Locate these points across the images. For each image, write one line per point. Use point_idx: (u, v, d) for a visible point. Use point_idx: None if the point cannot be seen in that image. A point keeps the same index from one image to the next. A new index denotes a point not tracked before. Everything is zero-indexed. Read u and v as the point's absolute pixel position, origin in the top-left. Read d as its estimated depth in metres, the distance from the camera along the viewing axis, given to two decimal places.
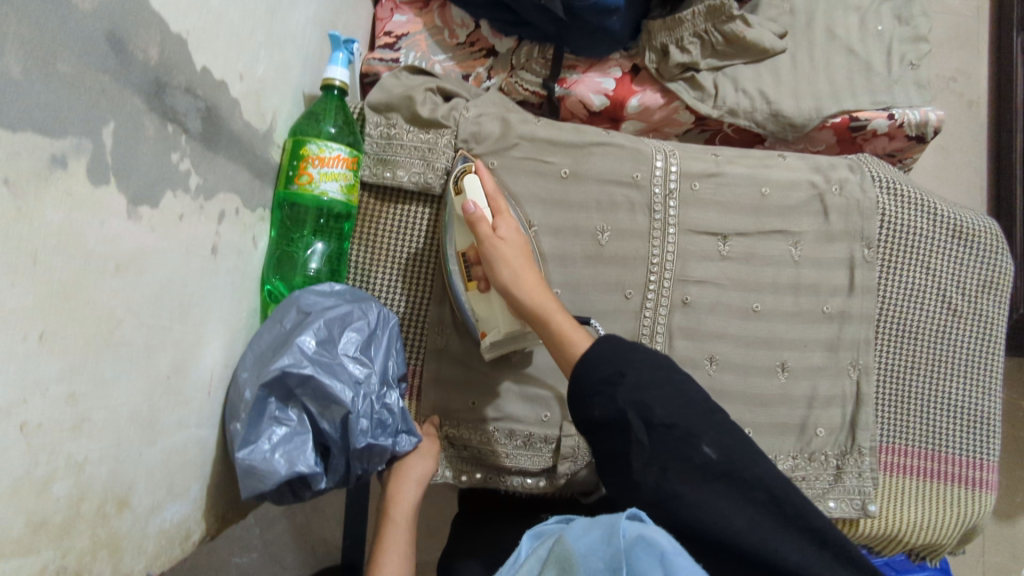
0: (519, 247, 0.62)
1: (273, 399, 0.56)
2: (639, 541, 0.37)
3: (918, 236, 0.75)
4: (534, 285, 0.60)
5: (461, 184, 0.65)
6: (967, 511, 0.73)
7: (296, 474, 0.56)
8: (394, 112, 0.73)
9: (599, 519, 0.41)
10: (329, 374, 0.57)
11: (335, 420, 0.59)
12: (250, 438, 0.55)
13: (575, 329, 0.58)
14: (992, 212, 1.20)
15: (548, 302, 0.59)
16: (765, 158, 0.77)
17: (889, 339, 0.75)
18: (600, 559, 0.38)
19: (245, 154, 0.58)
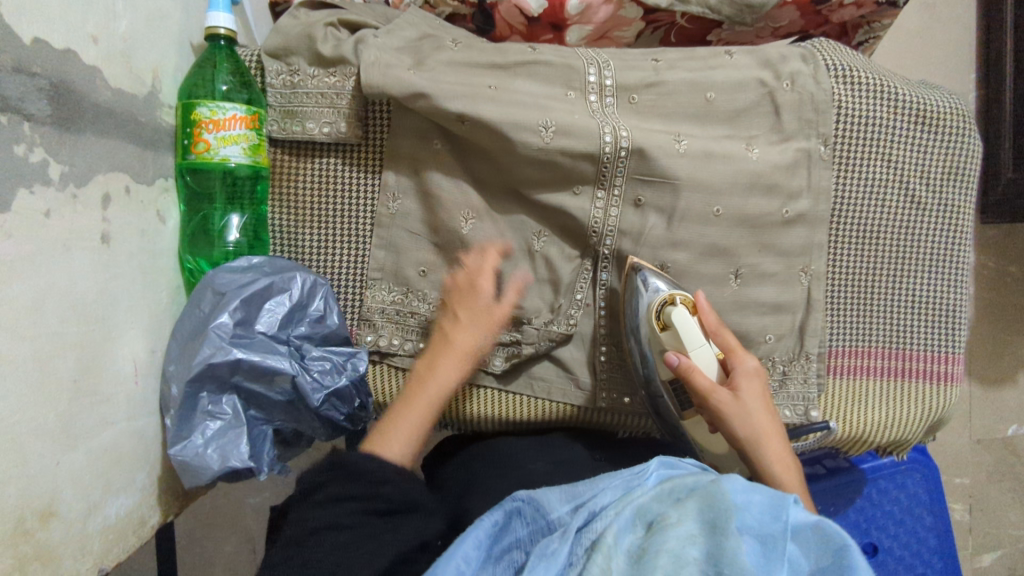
0: (758, 382, 0.66)
1: (204, 393, 0.58)
2: (811, 530, 0.42)
3: (878, 125, 0.70)
4: (774, 442, 0.64)
5: (666, 319, 0.66)
6: (932, 406, 0.73)
7: (229, 469, 0.57)
8: (295, 55, 0.66)
9: (758, 486, 0.45)
10: (260, 353, 0.59)
11: (281, 392, 0.60)
12: (183, 434, 0.57)
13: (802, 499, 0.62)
14: (982, 71, 1.11)
15: (783, 467, 0.63)
16: (711, 57, 0.70)
17: (849, 241, 0.71)
18: (759, 516, 0.43)
19: (123, 128, 0.54)
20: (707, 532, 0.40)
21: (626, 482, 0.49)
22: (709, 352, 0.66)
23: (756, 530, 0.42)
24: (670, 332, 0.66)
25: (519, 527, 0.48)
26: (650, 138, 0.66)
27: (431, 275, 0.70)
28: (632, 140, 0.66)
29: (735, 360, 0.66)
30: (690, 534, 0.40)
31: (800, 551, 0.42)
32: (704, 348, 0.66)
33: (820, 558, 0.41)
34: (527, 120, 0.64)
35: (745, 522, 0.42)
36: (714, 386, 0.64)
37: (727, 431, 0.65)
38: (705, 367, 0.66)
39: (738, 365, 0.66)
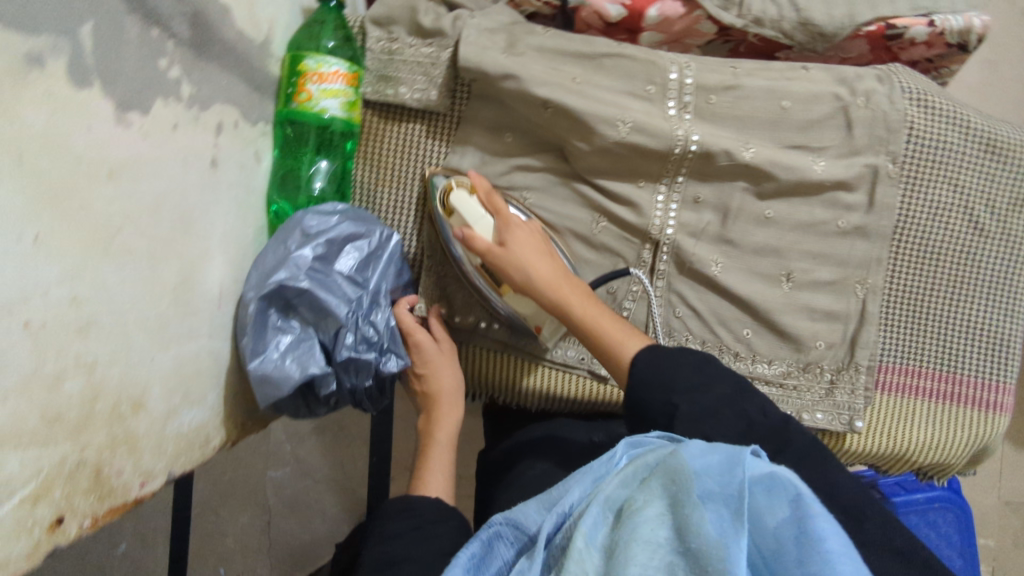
0: (537, 242, 0.64)
1: (273, 310, 0.61)
2: (767, 481, 0.39)
3: (948, 149, 0.71)
4: (569, 294, 0.63)
5: (449, 204, 0.65)
6: (977, 433, 0.73)
7: (309, 376, 0.62)
8: (396, 24, 0.69)
9: (717, 446, 0.42)
10: (324, 290, 0.62)
11: (326, 332, 0.64)
12: (259, 349, 0.59)
13: (624, 333, 0.61)
14: None
15: (600, 313, 0.62)
16: (788, 69, 0.72)
17: (909, 259, 0.73)
18: (719, 479, 0.39)
19: (241, 64, 0.57)
20: (672, 510, 0.38)
21: (594, 473, 0.47)
22: (489, 221, 0.64)
23: (719, 493, 0.39)
24: (454, 217, 0.65)
25: (505, 550, 0.46)
26: (719, 143, 0.68)
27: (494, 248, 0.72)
28: (701, 144, 0.68)
29: (507, 220, 0.64)
30: (659, 515, 0.38)
31: (767, 504, 0.38)
32: (483, 219, 0.64)
33: (784, 508, 0.37)
34: (605, 111, 0.66)
35: (707, 489, 0.39)
36: (490, 247, 0.63)
37: (522, 283, 0.63)
38: (487, 236, 0.64)
39: (508, 223, 0.63)
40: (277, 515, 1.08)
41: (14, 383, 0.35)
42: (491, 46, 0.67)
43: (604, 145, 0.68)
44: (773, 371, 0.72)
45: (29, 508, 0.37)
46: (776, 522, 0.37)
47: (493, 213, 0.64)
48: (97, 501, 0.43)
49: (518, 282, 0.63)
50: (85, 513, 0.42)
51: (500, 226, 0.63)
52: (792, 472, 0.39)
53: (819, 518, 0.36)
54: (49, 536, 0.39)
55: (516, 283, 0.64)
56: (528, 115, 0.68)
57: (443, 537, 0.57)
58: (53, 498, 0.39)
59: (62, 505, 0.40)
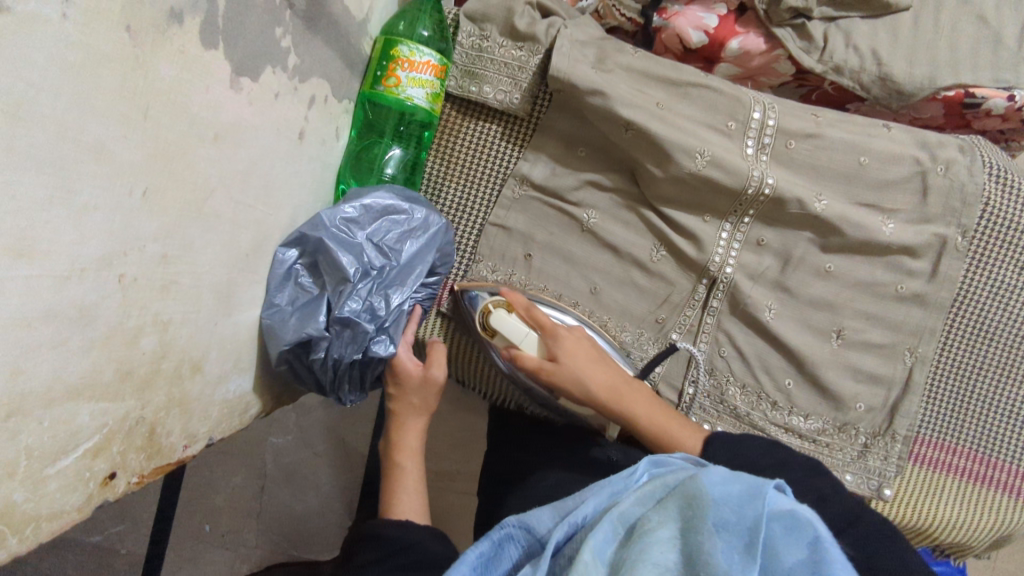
0: (586, 352, 0.64)
1: (300, 266, 0.58)
2: (787, 518, 0.37)
3: (1019, 231, 0.71)
4: (630, 397, 0.63)
5: (489, 325, 0.65)
6: (1003, 519, 0.72)
7: (305, 336, 0.56)
8: (490, 23, 0.69)
9: (740, 474, 0.41)
10: (343, 249, 0.58)
11: (336, 295, 0.58)
12: (272, 298, 0.56)
13: (689, 434, 0.61)
14: None
15: (665, 416, 0.63)
16: (869, 126, 0.72)
17: (962, 335, 0.72)
18: (736, 509, 0.38)
19: (340, 41, 0.57)
20: (684, 535, 0.37)
21: (612, 488, 0.47)
22: (534, 336, 0.64)
23: (734, 524, 0.37)
24: (499, 337, 0.65)
25: (513, 552, 0.46)
26: (793, 190, 0.68)
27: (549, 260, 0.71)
28: (775, 188, 0.68)
29: (552, 333, 0.64)
30: (670, 538, 0.37)
31: (784, 543, 0.37)
32: (528, 337, 0.64)
33: (800, 551, 0.36)
34: (686, 140, 0.66)
35: (724, 518, 0.38)
36: (540, 364, 0.63)
37: (580, 397, 0.63)
38: (535, 353, 0.64)
39: (554, 337, 0.63)
40: (271, 482, 1.06)
41: (98, 336, 0.34)
42: (583, 60, 0.67)
43: (678, 174, 0.67)
44: (808, 426, 0.71)
45: (89, 461, 0.36)
46: (791, 563, 0.36)
47: (535, 326, 0.64)
48: (146, 459, 0.42)
49: (570, 394, 0.64)
50: (133, 470, 0.41)
51: (547, 340, 0.64)
52: (814, 514, 0.37)
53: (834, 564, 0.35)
54: (101, 490, 0.38)
55: (567, 392, 0.64)
56: (607, 134, 0.68)
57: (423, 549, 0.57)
58: (111, 453, 0.38)
59: (116, 461, 0.39)
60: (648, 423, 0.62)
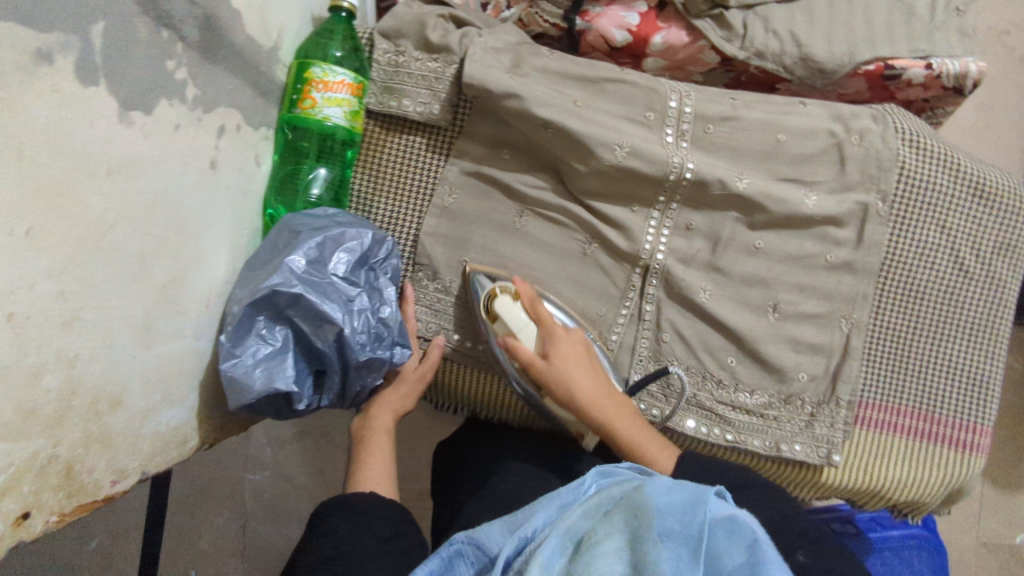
0: (578, 349, 0.65)
1: (261, 317, 0.58)
2: (726, 523, 0.42)
3: (938, 191, 0.73)
4: (630, 417, 0.65)
5: (493, 310, 0.66)
6: (954, 473, 0.73)
7: (275, 390, 0.57)
8: (404, 38, 0.70)
9: (682, 485, 0.46)
10: (320, 295, 0.59)
11: (324, 341, 0.60)
12: (234, 351, 0.57)
13: (661, 452, 0.64)
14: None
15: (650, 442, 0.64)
16: (785, 104, 0.74)
17: (895, 297, 0.73)
18: (679, 517, 0.43)
19: (248, 70, 0.58)
20: (630, 544, 0.40)
21: (561, 499, 0.51)
22: (532, 329, 0.65)
23: (678, 532, 0.42)
24: (498, 323, 0.66)
25: (464, 569, 0.48)
26: (714, 172, 0.69)
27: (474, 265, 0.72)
28: (695, 172, 0.69)
29: (551, 329, 0.65)
30: (616, 548, 0.40)
31: (725, 546, 0.41)
32: (527, 328, 0.65)
33: (739, 552, 0.40)
34: (603, 133, 0.68)
35: (669, 528, 0.42)
36: (534, 358, 0.64)
37: (565, 402, 0.64)
38: (531, 346, 0.65)
39: (554, 334, 0.65)
40: (252, 519, 1.05)
41: None
42: (497, 67, 0.68)
43: (601, 167, 0.69)
44: (754, 401, 0.72)
45: None
46: (734, 564, 0.40)
47: (535, 320, 0.66)
48: (65, 497, 0.42)
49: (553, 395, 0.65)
50: (51, 509, 0.41)
51: (544, 336, 0.65)
52: (751, 518, 0.42)
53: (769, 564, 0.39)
54: (13, 531, 0.38)
55: (552, 394, 0.65)
56: (527, 134, 0.69)
57: (381, 521, 0.57)
58: (21, 492, 0.38)
59: (29, 500, 0.39)
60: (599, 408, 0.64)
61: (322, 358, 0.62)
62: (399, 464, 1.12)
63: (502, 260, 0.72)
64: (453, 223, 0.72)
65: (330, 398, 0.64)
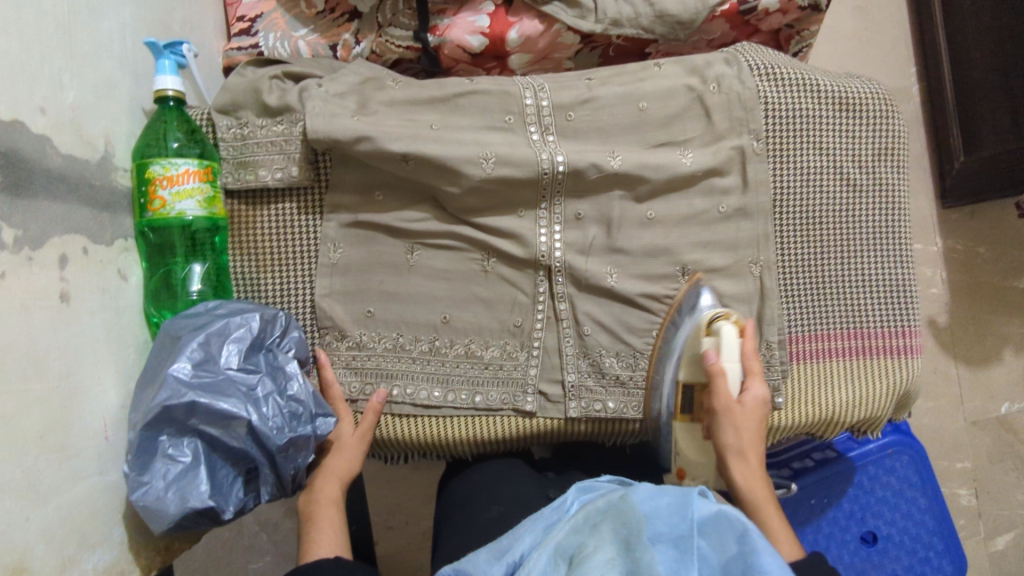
0: (753, 416, 0.63)
1: (163, 435, 0.57)
2: (713, 520, 0.47)
3: (806, 116, 0.73)
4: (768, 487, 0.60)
5: (712, 328, 0.67)
6: (896, 380, 0.73)
7: (192, 509, 0.56)
8: (243, 109, 0.69)
9: (666, 489, 0.51)
10: (216, 395, 0.57)
11: (238, 438, 0.58)
12: (141, 479, 0.56)
13: (789, 538, 0.55)
14: (924, 77, 1.25)
15: (776, 516, 0.58)
16: (640, 71, 0.74)
17: (794, 228, 0.73)
18: (668, 520, 0.47)
19: (79, 190, 0.56)
20: (620, 550, 0.44)
21: (545, 522, 0.54)
22: (736, 364, 0.65)
23: (666, 534, 0.47)
24: (710, 339, 0.67)
25: None
26: (585, 157, 0.69)
27: (379, 312, 0.71)
28: (567, 163, 0.68)
29: (754, 376, 0.65)
30: (606, 556, 0.44)
31: (715, 539, 0.46)
32: (733, 362, 0.65)
33: (729, 542, 0.45)
34: (466, 150, 0.67)
35: (657, 531, 0.47)
36: (728, 394, 0.63)
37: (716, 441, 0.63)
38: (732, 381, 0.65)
39: (753, 375, 0.65)
40: None
41: None
42: (343, 113, 0.67)
43: (473, 184, 0.68)
44: None
45: None
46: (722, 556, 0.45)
47: (742, 361, 0.66)
48: None
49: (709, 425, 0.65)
50: None
51: (747, 377, 0.65)
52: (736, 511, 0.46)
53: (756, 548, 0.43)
54: None
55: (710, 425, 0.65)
56: (391, 170, 0.68)
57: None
58: None
59: None
60: (733, 445, 0.61)
61: (244, 456, 0.60)
62: (387, 515, 1.10)
63: (405, 299, 0.71)
64: (347, 275, 0.71)
65: (268, 491, 0.62)
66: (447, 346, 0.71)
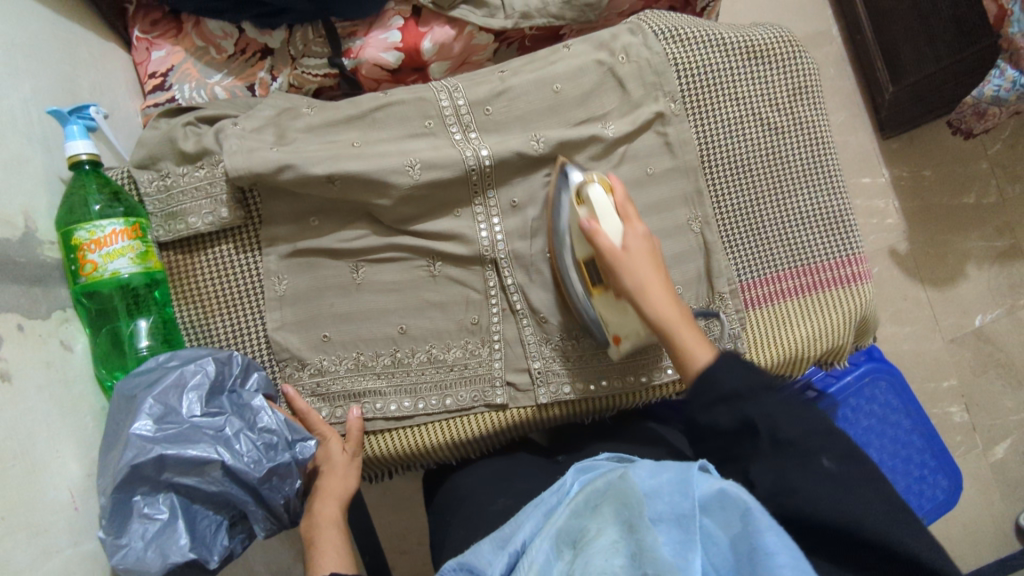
0: (638, 255, 0.63)
1: (137, 495, 0.56)
2: (718, 499, 0.46)
3: (716, 69, 0.74)
4: (657, 288, 0.62)
5: (584, 195, 0.66)
6: (852, 308, 0.75)
7: (174, 564, 0.55)
8: (162, 159, 0.69)
9: (667, 466, 0.49)
10: (183, 444, 0.56)
11: (215, 482, 0.57)
12: (119, 542, 0.55)
13: (700, 346, 0.59)
14: (842, 17, 1.28)
15: (674, 309, 0.61)
16: (550, 54, 0.75)
17: (726, 179, 0.75)
18: (670, 498, 0.47)
19: (5, 265, 0.55)
20: (624, 536, 0.44)
21: (545, 507, 0.54)
22: (615, 218, 0.64)
23: (668, 513, 0.46)
24: (586, 210, 0.65)
25: None
26: (509, 148, 0.69)
27: (335, 337, 0.71)
28: (492, 156, 0.69)
29: (631, 223, 0.64)
30: (612, 543, 0.44)
31: (722, 519, 0.45)
32: (609, 217, 0.64)
33: (737, 523, 0.44)
34: (389, 162, 0.67)
35: (659, 511, 0.46)
36: (614, 245, 0.63)
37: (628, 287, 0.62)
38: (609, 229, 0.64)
39: (629, 222, 0.64)
40: None
41: None
42: (263, 147, 0.67)
43: (404, 193, 0.68)
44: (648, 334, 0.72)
45: None
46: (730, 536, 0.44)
47: (620, 215, 0.65)
48: None
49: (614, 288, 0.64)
50: None
51: (624, 225, 0.64)
52: (739, 489, 0.45)
53: (765, 533, 0.42)
54: None
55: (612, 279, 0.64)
56: (321, 195, 0.68)
57: None
58: None
59: None
60: (632, 283, 0.62)
61: (227, 499, 0.59)
62: (396, 540, 1.09)
63: (358, 318, 0.71)
64: (296, 305, 0.71)
65: (263, 527, 0.61)
66: (409, 356, 0.71)
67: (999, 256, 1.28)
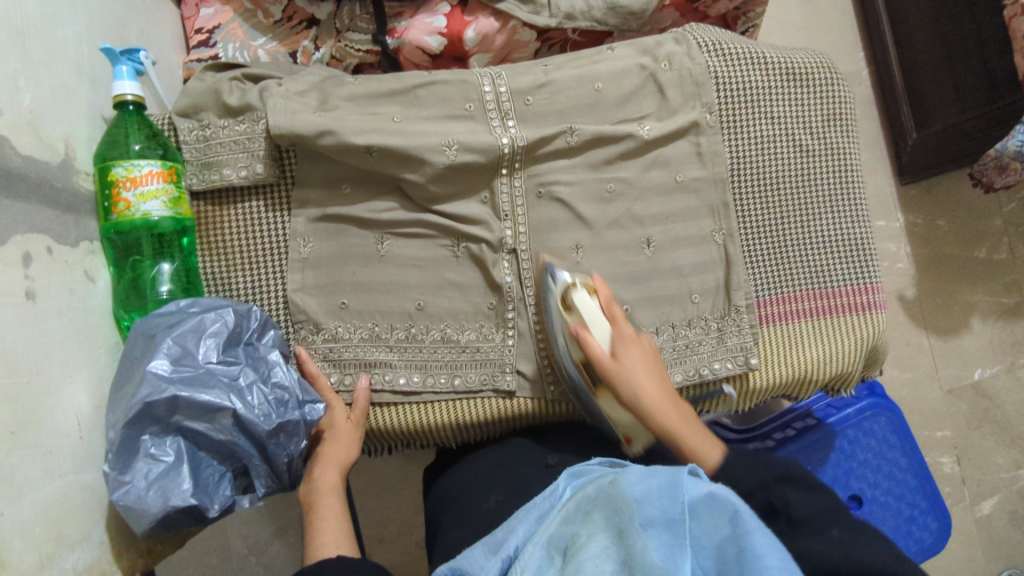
0: (638, 372, 0.63)
1: (146, 433, 0.56)
2: (706, 502, 0.46)
3: (755, 88, 0.76)
4: (657, 397, 0.63)
5: (570, 300, 0.66)
6: (863, 337, 0.75)
7: (173, 507, 0.55)
8: (205, 111, 0.70)
9: (658, 471, 0.49)
10: (197, 387, 0.56)
11: (224, 430, 0.58)
12: (122, 479, 0.54)
13: (706, 441, 0.61)
14: (873, 60, 1.30)
15: (673, 411, 0.62)
16: (594, 54, 0.76)
17: (753, 195, 0.76)
18: (660, 504, 0.47)
19: (42, 191, 0.55)
20: (615, 542, 0.44)
21: (537, 512, 0.53)
22: (605, 327, 0.65)
23: (658, 518, 0.46)
24: (574, 313, 0.66)
25: None
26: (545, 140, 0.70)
27: (352, 305, 0.71)
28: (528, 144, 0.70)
29: (621, 331, 0.64)
30: (603, 549, 0.44)
31: (711, 524, 0.45)
32: (601, 326, 0.65)
33: (725, 527, 0.44)
34: (428, 139, 0.68)
35: (650, 516, 0.46)
36: (612, 361, 0.63)
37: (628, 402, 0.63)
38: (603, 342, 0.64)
39: (622, 332, 0.64)
40: None
41: None
42: (305, 109, 0.68)
43: (437, 171, 0.69)
44: (663, 338, 0.73)
45: None
46: (719, 541, 0.44)
47: (608, 318, 0.65)
48: None
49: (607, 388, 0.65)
50: None
51: (616, 335, 0.64)
52: (726, 491, 0.46)
53: (754, 536, 0.42)
54: None
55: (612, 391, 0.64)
56: (356, 164, 0.69)
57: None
58: None
59: None
60: (631, 394, 0.62)
61: (232, 450, 0.60)
62: (379, 525, 1.08)
63: (376, 287, 0.71)
64: (317, 269, 0.71)
65: (263, 484, 0.62)
66: (422, 333, 0.72)
67: (1005, 312, 1.29)
